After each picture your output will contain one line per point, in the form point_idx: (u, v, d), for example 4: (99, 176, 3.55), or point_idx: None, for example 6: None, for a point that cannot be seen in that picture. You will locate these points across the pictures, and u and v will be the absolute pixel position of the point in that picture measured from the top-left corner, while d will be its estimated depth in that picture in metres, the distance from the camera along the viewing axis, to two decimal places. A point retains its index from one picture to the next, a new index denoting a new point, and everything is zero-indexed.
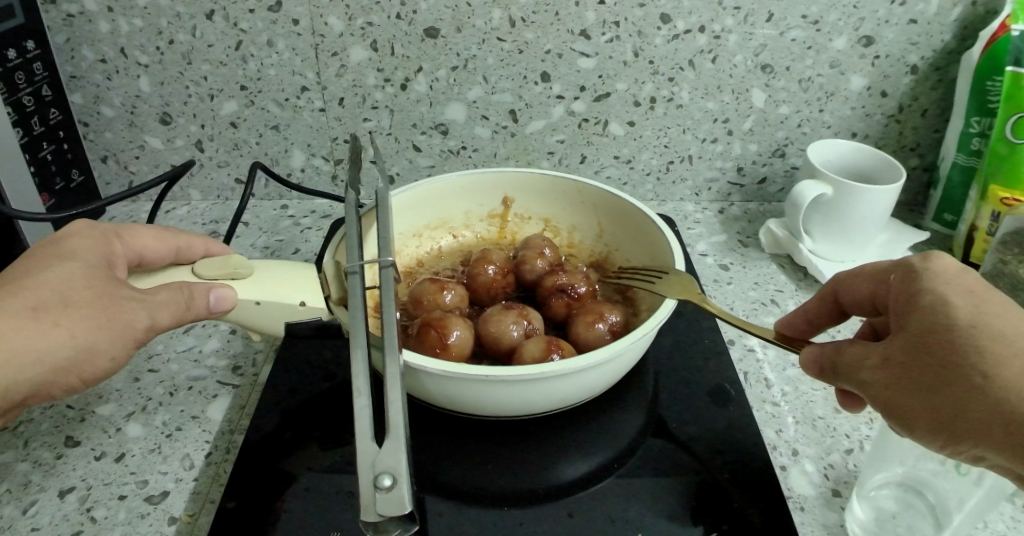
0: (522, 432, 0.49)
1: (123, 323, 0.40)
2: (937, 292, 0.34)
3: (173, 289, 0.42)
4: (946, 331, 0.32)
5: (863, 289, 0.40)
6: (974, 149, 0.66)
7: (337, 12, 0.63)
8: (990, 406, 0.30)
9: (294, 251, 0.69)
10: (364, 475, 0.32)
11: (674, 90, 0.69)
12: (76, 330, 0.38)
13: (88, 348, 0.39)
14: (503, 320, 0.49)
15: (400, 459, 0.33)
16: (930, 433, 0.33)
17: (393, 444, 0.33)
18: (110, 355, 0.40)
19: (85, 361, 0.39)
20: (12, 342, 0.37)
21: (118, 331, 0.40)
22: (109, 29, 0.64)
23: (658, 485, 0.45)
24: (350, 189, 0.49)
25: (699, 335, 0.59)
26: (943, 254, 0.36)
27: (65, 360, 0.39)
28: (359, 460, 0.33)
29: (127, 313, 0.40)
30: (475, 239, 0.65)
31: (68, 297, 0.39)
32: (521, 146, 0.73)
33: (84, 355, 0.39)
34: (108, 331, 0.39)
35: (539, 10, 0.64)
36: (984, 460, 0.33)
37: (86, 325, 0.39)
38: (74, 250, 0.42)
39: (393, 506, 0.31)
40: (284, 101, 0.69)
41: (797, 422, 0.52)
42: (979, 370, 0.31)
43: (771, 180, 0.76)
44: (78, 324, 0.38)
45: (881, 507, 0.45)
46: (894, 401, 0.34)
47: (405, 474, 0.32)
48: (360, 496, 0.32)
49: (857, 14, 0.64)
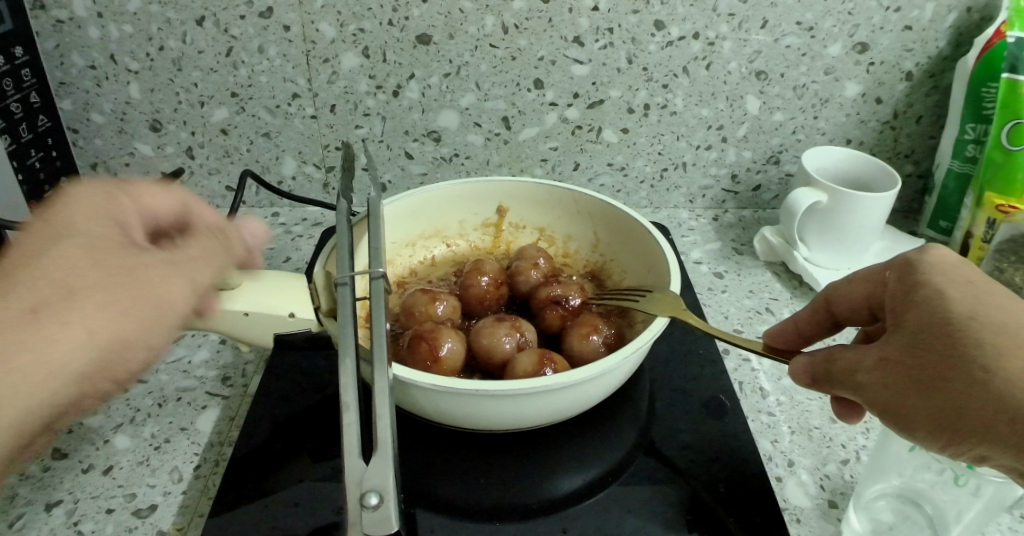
0: (515, 446, 0.48)
1: (168, 310, 0.34)
2: (934, 286, 0.34)
3: (208, 241, 0.38)
4: (944, 324, 0.32)
5: (859, 292, 0.40)
6: (969, 156, 0.66)
7: (328, 19, 0.63)
8: (992, 400, 0.30)
9: (285, 260, 0.69)
10: (351, 491, 0.32)
11: (669, 97, 0.68)
12: (97, 323, 0.32)
13: (114, 341, 0.32)
14: (496, 333, 0.48)
15: (388, 477, 0.32)
16: (930, 433, 0.33)
17: (381, 462, 0.33)
18: (143, 344, 0.34)
19: (115, 358, 0.33)
20: (64, 353, 0.31)
21: (147, 314, 0.33)
22: (99, 36, 0.64)
23: (653, 498, 0.45)
24: (341, 199, 0.48)
25: (693, 345, 0.58)
26: (938, 247, 0.36)
27: (89, 362, 0.32)
28: (347, 477, 0.32)
29: (155, 288, 0.34)
30: (469, 248, 0.64)
31: (75, 285, 0.32)
32: (514, 153, 0.72)
33: (112, 353, 0.33)
34: (173, 306, 0.34)
35: (533, 17, 0.63)
36: (988, 460, 0.32)
37: (106, 313, 0.32)
38: (78, 225, 0.35)
39: (381, 524, 0.30)
40: (275, 107, 0.68)
41: (793, 433, 0.52)
42: (981, 364, 0.30)
43: (765, 187, 0.76)
44: (97, 314, 0.32)
45: (878, 519, 0.44)
46: (892, 403, 0.34)
47: (392, 492, 0.32)
48: (346, 513, 0.31)
49: (851, 20, 0.64)
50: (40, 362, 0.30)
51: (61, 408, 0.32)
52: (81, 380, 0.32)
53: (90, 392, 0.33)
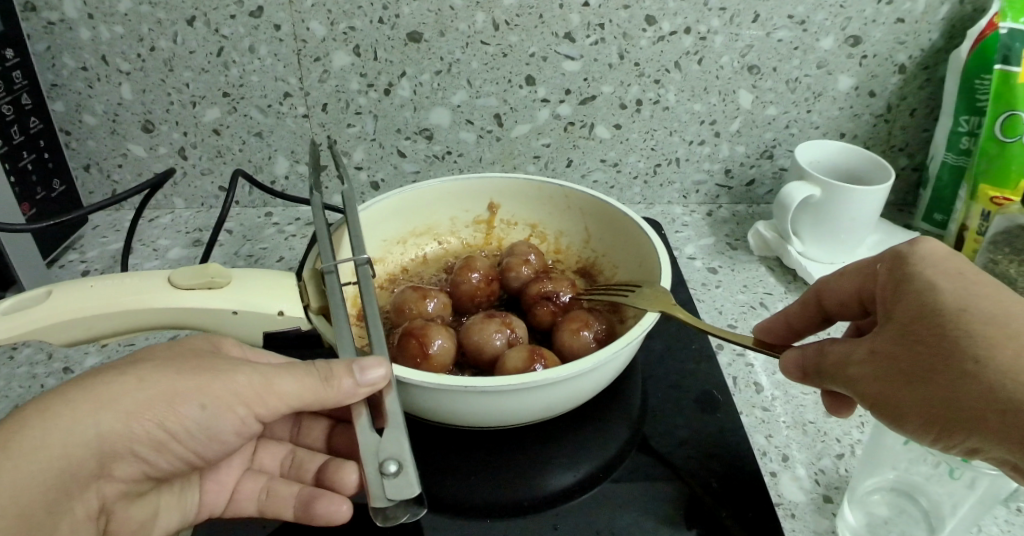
0: (506, 443, 0.48)
1: (334, 394, 0.37)
2: (925, 277, 0.34)
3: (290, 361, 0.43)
4: (935, 315, 0.32)
5: (850, 286, 0.40)
6: (963, 148, 0.65)
7: (319, 17, 0.63)
8: (983, 390, 0.30)
9: (278, 259, 0.69)
10: (369, 461, 0.36)
11: (661, 93, 0.68)
12: (163, 377, 0.37)
13: (172, 393, 0.37)
14: (486, 329, 0.48)
15: (403, 445, 0.36)
16: (921, 425, 0.33)
17: (394, 432, 0.37)
18: (200, 403, 0.37)
19: (171, 410, 0.37)
20: (124, 397, 0.36)
21: (311, 386, 0.38)
22: (90, 37, 0.64)
23: (647, 494, 0.45)
24: (314, 193, 0.49)
25: (687, 341, 0.58)
26: (928, 239, 0.36)
27: (150, 407, 0.37)
28: (363, 450, 0.36)
29: (229, 366, 0.39)
30: (461, 246, 0.64)
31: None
32: (507, 150, 0.72)
33: (167, 403, 0.37)
34: (298, 385, 0.38)
35: (523, 13, 0.63)
36: (980, 453, 0.32)
37: (175, 374, 0.38)
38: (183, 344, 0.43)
39: (403, 489, 0.35)
40: (267, 107, 0.68)
41: (787, 428, 0.52)
42: (972, 355, 0.30)
43: (759, 181, 0.75)
44: (169, 373, 0.38)
45: (873, 513, 0.44)
46: (882, 395, 0.34)
47: (409, 459, 0.36)
48: (369, 485, 0.35)
49: (843, 13, 0.64)
50: (92, 400, 0.36)
51: (103, 447, 0.36)
52: (124, 421, 0.36)
53: (136, 439, 0.37)
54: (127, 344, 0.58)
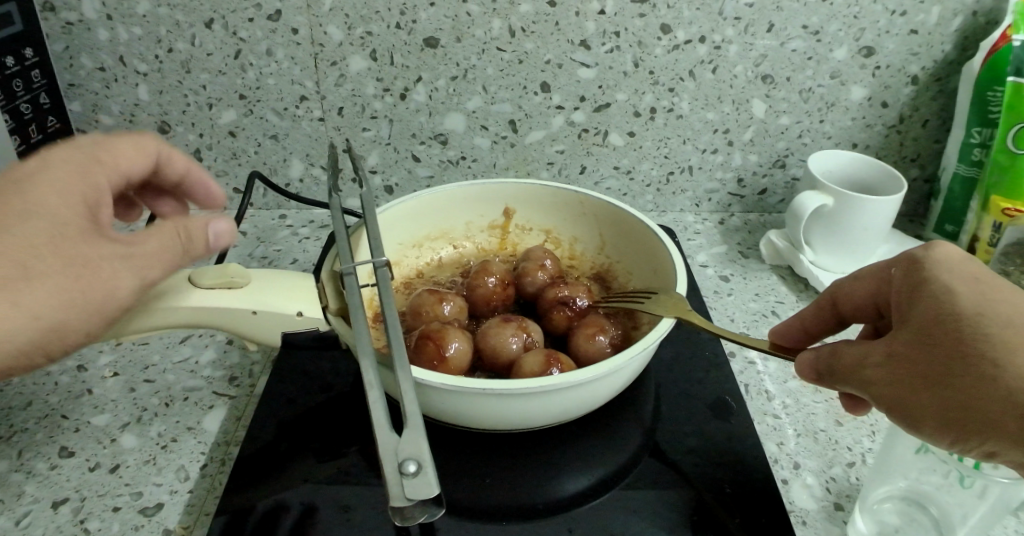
0: (519, 446, 0.48)
1: (193, 246, 0.41)
2: (940, 282, 0.34)
3: (166, 235, 0.40)
4: (952, 319, 0.32)
5: (864, 288, 0.40)
6: (975, 160, 0.65)
7: (336, 22, 0.63)
8: (1002, 395, 0.30)
9: (291, 261, 0.69)
10: (389, 462, 0.35)
11: (674, 101, 0.69)
12: (39, 305, 0.35)
13: (57, 327, 0.36)
14: (502, 333, 0.48)
15: (423, 445, 0.35)
16: (937, 429, 0.33)
17: (413, 433, 0.36)
18: (83, 330, 0.37)
19: (57, 337, 0.36)
20: None
21: (175, 257, 0.40)
22: (108, 37, 0.64)
23: (659, 500, 0.45)
24: (334, 196, 0.49)
25: (699, 348, 0.58)
26: (942, 244, 0.36)
27: (31, 339, 0.36)
28: (382, 451, 0.35)
29: (108, 274, 0.37)
30: (475, 250, 0.64)
31: (34, 267, 0.35)
32: (521, 156, 0.72)
33: (55, 334, 0.36)
34: (162, 265, 0.40)
35: (539, 20, 0.63)
36: (996, 456, 0.32)
37: (56, 294, 0.36)
38: (38, 199, 0.37)
39: (423, 489, 0.34)
40: (283, 110, 0.69)
41: (798, 435, 0.52)
42: (991, 360, 0.30)
43: (771, 191, 0.76)
44: (47, 296, 0.35)
45: (884, 521, 0.44)
46: (898, 398, 0.34)
47: (429, 460, 0.35)
48: (388, 484, 0.34)
49: (857, 24, 0.64)
50: None
51: (51, 354, 0.37)
52: (24, 347, 0.36)
53: (47, 356, 0.37)
54: (141, 343, 0.58)
